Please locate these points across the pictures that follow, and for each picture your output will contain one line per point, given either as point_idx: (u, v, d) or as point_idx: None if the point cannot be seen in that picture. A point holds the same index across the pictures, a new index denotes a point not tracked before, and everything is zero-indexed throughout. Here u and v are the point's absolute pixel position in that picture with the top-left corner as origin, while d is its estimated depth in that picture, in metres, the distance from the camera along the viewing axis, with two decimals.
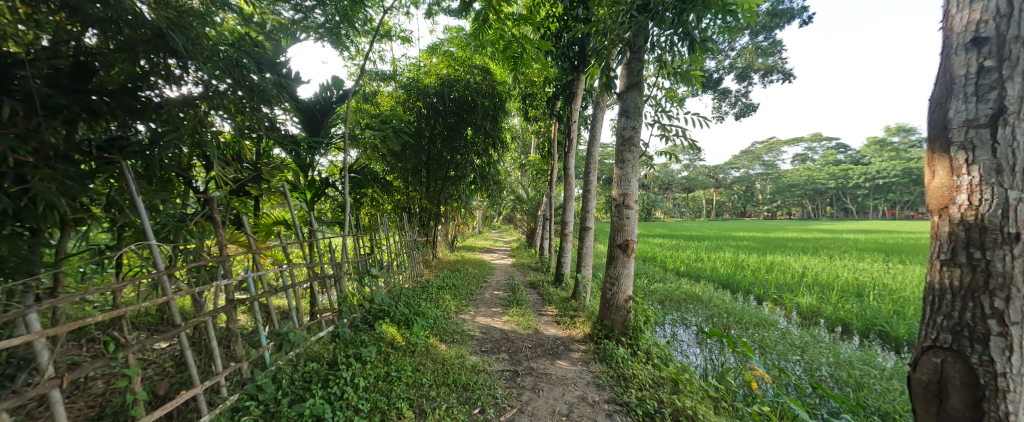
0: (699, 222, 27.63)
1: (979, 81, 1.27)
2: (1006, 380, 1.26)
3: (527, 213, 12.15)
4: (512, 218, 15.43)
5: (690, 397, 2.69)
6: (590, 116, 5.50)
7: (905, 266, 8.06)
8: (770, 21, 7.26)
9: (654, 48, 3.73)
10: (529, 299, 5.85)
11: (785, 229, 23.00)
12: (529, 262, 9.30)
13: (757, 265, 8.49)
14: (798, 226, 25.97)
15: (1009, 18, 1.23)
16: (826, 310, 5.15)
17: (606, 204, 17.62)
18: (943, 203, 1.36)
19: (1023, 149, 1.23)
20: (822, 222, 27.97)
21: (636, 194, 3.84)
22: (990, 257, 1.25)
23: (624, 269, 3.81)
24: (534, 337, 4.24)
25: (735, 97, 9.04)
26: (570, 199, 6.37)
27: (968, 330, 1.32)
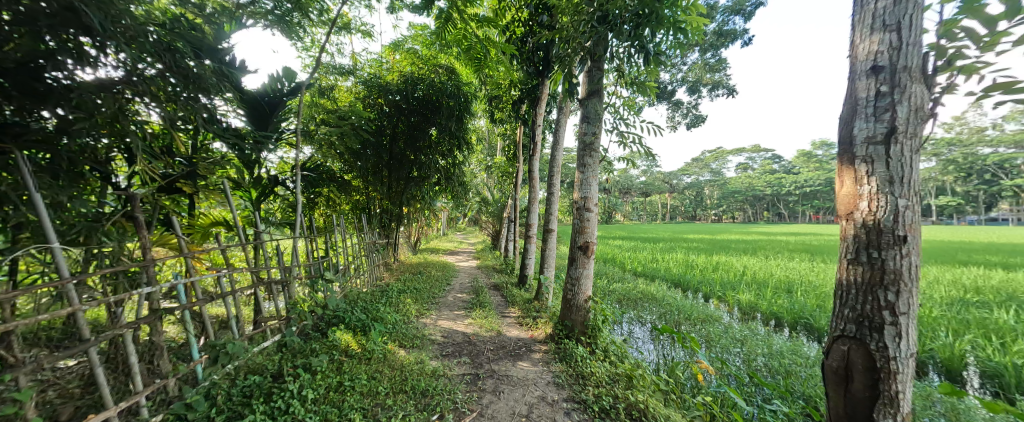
0: (654, 225, 29.17)
1: (877, 104, 1.41)
2: (897, 362, 1.39)
3: (492, 215, 12.12)
4: (478, 220, 15.36)
5: (643, 391, 2.85)
6: (555, 120, 5.59)
7: (827, 264, 9.05)
8: (717, 40, 7.90)
9: (610, 58, 3.95)
10: (493, 301, 5.82)
11: (730, 232, 24.95)
12: (494, 265, 9.26)
13: (705, 264, 9.12)
14: (740, 229, 28.29)
15: (899, 52, 1.38)
16: (762, 305, 5.64)
17: (570, 206, 18.07)
18: (849, 209, 1.49)
19: (910, 164, 1.38)
20: (760, 225, 30.65)
21: (595, 198, 3.96)
22: (884, 256, 1.39)
23: (585, 270, 3.90)
24: (497, 339, 4.21)
25: (687, 109, 9.69)
26: (534, 202, 6.44)
27: (867, 320, 1.44)
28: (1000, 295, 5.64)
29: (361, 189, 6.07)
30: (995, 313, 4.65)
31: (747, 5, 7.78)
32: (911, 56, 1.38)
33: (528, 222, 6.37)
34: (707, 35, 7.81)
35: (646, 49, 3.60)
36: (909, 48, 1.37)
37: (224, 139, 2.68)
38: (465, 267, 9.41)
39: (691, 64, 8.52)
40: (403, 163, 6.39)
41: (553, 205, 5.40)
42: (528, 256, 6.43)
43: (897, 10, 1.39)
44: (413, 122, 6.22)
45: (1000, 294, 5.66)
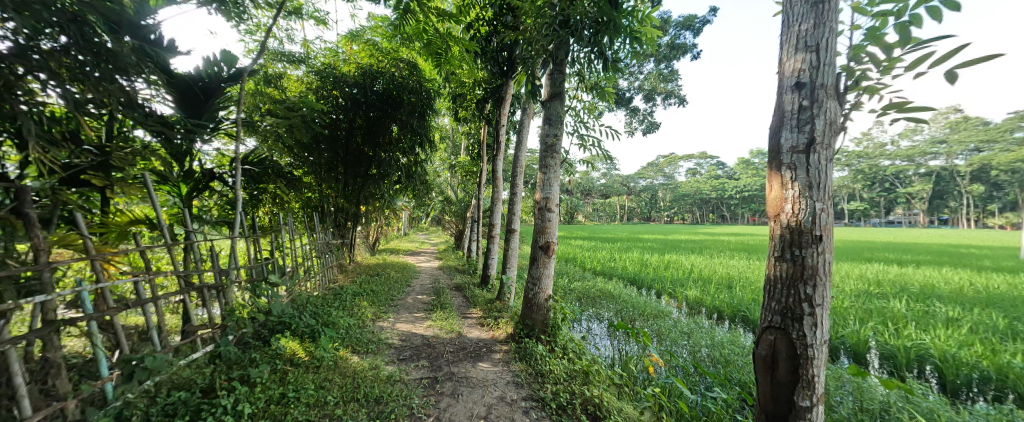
0: (610, 226, 30.31)
1: (799, 116, 1.47)
2: (813, 350, 1.46)
3: (454, 215, 11.84)
4: (440, 220, 14.98)
5: (598, 386, 2.86)
6: (519, 121, 5.50)
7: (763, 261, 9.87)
8: (670, 52, 8.33)
9: (571, 62, 3.96)
10: (453, 301, 5.60)
11: (679, 232, 26.53)
12: (455, 265, 8.99)
13: (658, 263, 9.55)
14: (688, 229, 30.19)
15: (816, 71, 1.45)
16: (707, 300, 5.98)
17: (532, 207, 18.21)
18: (775, 211, 1.55)
19: (827, 170, 1.45)
20: (705, 226, 32.96)
21: (557, 198, 3.89)
22: (804, 253, 1.45)
23: (545, 270, 3.85)
24: (458, 340, 4.02)
25: (642, 116, 10.12)
26: (498, 201, 6.31)
27: (787, 311, 1.50)
28: (897, 286, 6.48)
29: (314, 188, 5.53)
30: (902, 303, 5.26)
31: (696, 21, 8.29)
32: (826, 75, 1.45)
33: (491, 221, 6.22)
34: (661, 47, 8.22)
35: (604, 57, 3.64)
36: (825, 67, 1.44)
37: (145, 127, 2.24)
38: (425, 267, 9.06)
39: (647, 73, 8.92)
40: (362, 161, 5.94)
41: (516, 204, 5.31)
42: (490, 255, 6.28)
43: (816, 32, 1.46)
44: (376, 118, 5.85)
45: (899, 286, 6.49)
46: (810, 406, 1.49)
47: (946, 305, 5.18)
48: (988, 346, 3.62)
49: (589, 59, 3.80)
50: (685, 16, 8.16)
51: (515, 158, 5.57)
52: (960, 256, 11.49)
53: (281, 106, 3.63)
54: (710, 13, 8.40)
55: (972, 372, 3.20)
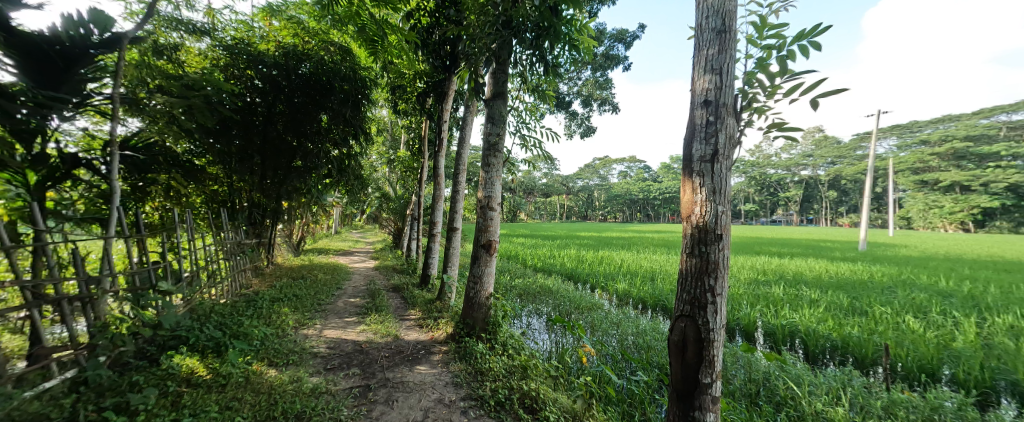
0: (550, 224, 31.46)
1: (707, 129, 1.69)
2: (715, 334, 1.69)
3: (391, 212, 11.32)
4: (377, 217, 14.23)
5: (535, 379, 2.97)
6: (462, 118, 5.42)
7: None
8: (605, 62, 8.90)
9: (514, 63, 4.04)
10: (390, 303, 5.35)
11: (612, 229, 28.48)
12: (393, 264, 8.59)
13: (593, 259, 10.16)
14: (619, 227, 32.50)
15: (719, 91, 1.67)
16: (634, 292, 6.51)
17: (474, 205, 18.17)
18: (688, 212, 1.76)
19: (727, 178, 1.69)
20: (634, 225, 35.77)
21: (499, 197, 3.92)
22: (709, 249, 1.67)
23: (487, 267, 3.85)
24: (394, 344, 3.85)
25: (580, 120, 10.66)
26: (440, 199, 6.17)
27: (695, 301, 1.71)
28: (777, 275, 7.74)
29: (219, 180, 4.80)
30: (782, 289, 6.26)
31: (627, 35, 8.95)
32: (727, 95, 1.68)
33: (432, 219, 6.05)
34: (598, 56, 8.74)
35: (545, 60, 3.77)
36: (726, 88, 1.66)
37: None
38: (360, 268, 8.52)
39: (584, 80, 9.42)
40: (284, 151, 5.45)
41: (458, 203, 5.23)
42: (430, 255, 6.10)
43: (720, 57, 1.68)
44: (304, 107, 5.38)
45: (779, 274, 7.75)
46: (710, 383, 1.73)
47: (811, 289, 6.29)
48: (834, 321, 4.48)
49: (531, 62, 3.92)
50: (617, 30, 8.77)
51: (458, 156, 5.49)
52: (824, 248, 14.06)
53: (177, 83, 3.11)
54: (639, 30, 9.13)
55: (825, 341, 3.98)
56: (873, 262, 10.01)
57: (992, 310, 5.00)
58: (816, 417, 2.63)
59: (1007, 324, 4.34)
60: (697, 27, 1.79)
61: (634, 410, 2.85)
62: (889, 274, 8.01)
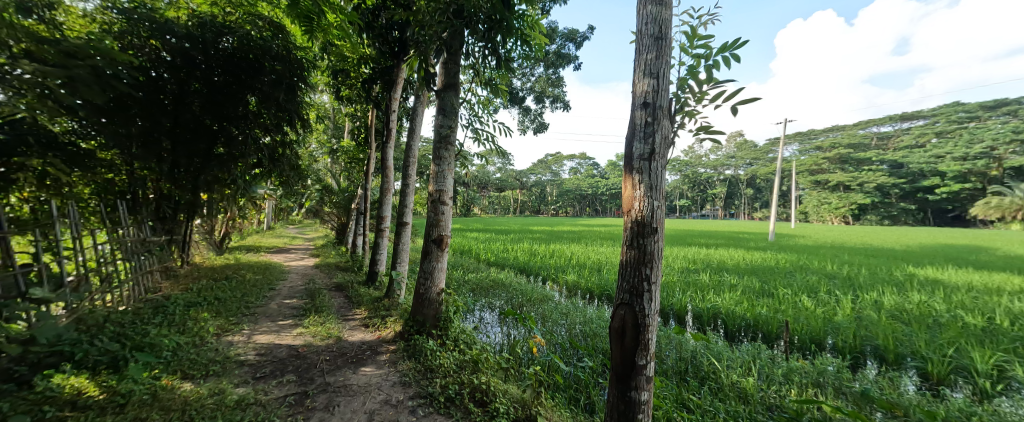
0: (502, 218, 31.46)
1: (646, 129, 1.61)
2: (650, 320, 1.65)
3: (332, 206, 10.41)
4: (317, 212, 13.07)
5: (486, 373, 2.79)
6: (411, 108, 5.00)
7: None
8: (557, 60, 8.94)
9: (465, 55, 3.79)
10: (331, 302, 4.82)
11: (562, 223, 29.23)
12: (337, 262, 7.85)
13: (544, 252, 10.24)
14: (568, 221, 33.44)
15: (656, 94, 1.60)
16: (582, 282, 6.63)
17: None
18: (627, 205, 1.69)
19: (662, 175, 1.64)
20: (583, 219, 37.00)
21: (451, 191, 3.63)
22: (646, 241, 1.62)
23: (439, 263, 3.57)
24: (335, 347, 3.43)
25: (533, 116, 10.62)
26: (388, 193, 5.64)
27: (632, 289, 1.65)
28: (705, 263, 8.41)
29: (115, 167, 3.64)
30: (709, 276, 6.77)
31: (578, 35, 9.05)
32: (664, 99, 1.62)
33: (380, 213, 5.52)
34: (550, 54, 8.76)
35: (497, 54, 3.60)
36: (663, 92, 1.60)
37: None
38: (296, 266, 7.69)
39: (537, 76, 9.38)
40: (201, 136, 4.33)
41: (408, 195, 4.84)
42: (378, 251, 5.61)
43: (657, 62, 1.62)
44: (232, 92, 4.42)
45: (706, 263, 8.43)
46: (645, 364, 1.69)
47: (734, 276, 6.89)
48: (749, 302, 4.91)
49: (483, 55, 3.71)
50: (569, 29, 8.80)
51: (408, 147, 5.09)
52: (744, 239, 15.62)
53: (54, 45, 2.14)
54: (589, 31, 9.26)
55: (740, 321, 4.34)
56: (781, 251, 11.35)
57: (863, 288, 5.87)
58: (732, 387, 2.80)
59: (881, 300, 5.06)
60: (637, 33, 1.72)
61: (579, 394, 2.83)
62: (792, 260, 9.12)
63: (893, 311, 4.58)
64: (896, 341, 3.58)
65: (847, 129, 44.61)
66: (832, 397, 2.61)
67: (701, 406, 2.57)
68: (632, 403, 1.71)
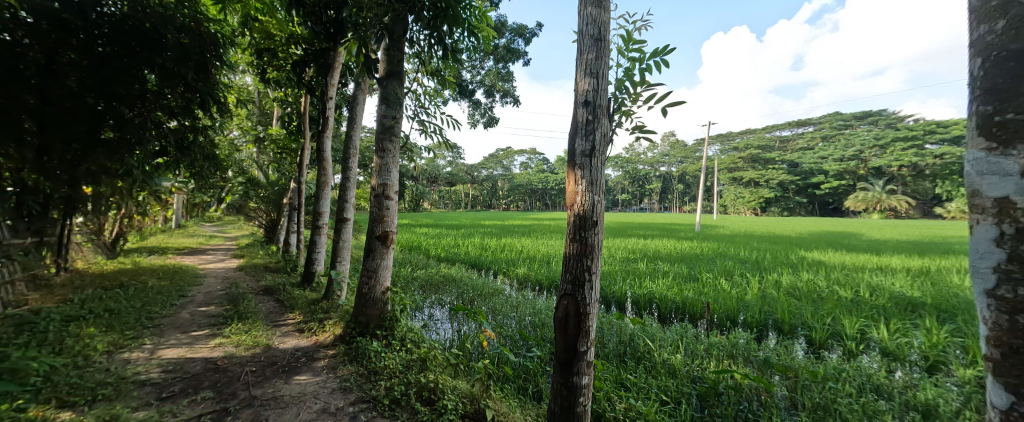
0: (449, 213, 30.80)
1: (587, 126, 1.54)
2: (590, 309, 1.60)
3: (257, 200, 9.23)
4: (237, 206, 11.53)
5: (434, 370, 2.58)
6: (351, 97, 4.40)
7: None
8: (506, 55, 8.81)
9: (409, 43, 3.52)
10: (259, 307, 4.15)
11: (510, 217, 29.42)
12: (266, 262, 6.88)
13: (496, 246, 10.12)
14: (516, 216, 33.73)
15: (597, 93, 1.54)
16: (532, 275, 6.63)
17: None
18: (569, 199, 1.62)
19: (602, 171, 1.59)
20: (531, 213, 37.53)
21: (397, 185, 3.25)
22: (587, 233, 1.57)
23: (383, 260, 3.22)
24: (264, 356, 2.92)
25: (483, 110, 10.40)
26: (325, 186, 4.90)
27: (575, 279, 1.59)
28: (642, 253, 8.95)
29: None
30: (647, 265, 7.20)
31: (527, 31, 8.99)
32: (604, 98, 1.57)
33: (317, 209, 4.80)
34: (499, 48, 8.62)
35: (445, 45, 3.41)
36: (603, 91, 1.55)
37: None
38: (215, 270, 6.54)
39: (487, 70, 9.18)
40: (81, 117, 3.01)
41: (349, 190, 4.30)
42: (316, 249, 4.89)
43: (598, 62, 1.55)
44: (124, 66, 3.12)
45: (642, 252, 8.98)
46: (587, 350, 1.63)
47: (668, 264, 7.38)
48: (678, 286, 5.27)
49: (429, 45, 3.49)
50: (518, 25, 8.73)
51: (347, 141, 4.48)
52: (675, 230, 17.00)
53: None
54: (538, 28, 9.27)
55: (671, 304, 4.64)
56: (706, 240, 12.54)
57: (767, 270, 6.69)
58: (663, 365, 2.92)
59: (780, 279, 5.77)
60: (578, 34, 1.64)
61: (527, 384, 2.77)
62: (714, 248, 10.10)
63: (790, 289, 5.24)
64: (790, 314, 4.07)
65: (758, 133, 50.75)
66: (741, 366, 2.87)
67: (635, 384, 2.64)
68: (574, 387, 1.64)
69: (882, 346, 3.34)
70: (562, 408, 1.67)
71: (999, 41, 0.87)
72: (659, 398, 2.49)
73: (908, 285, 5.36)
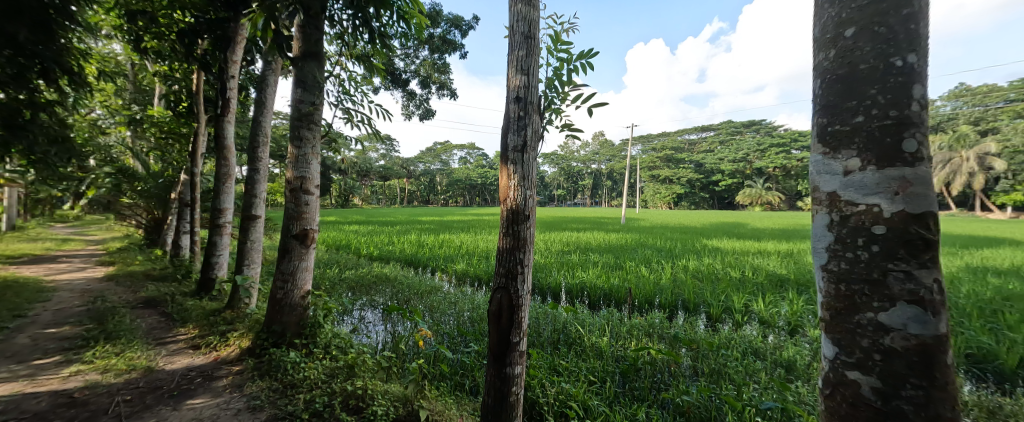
0: (379, 210, 28.94)
1: (519, 121, 1.53)
2: (523, 301, 1.60)
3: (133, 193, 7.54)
4: None
5: (363, 376, 2.32)
6: (258, 75, 3.58)
7: None
8: (442, 45, 8.42)
9: (330, 23, 3.20)
10: (137, 323, 3.24)
11: (445, 213, 28.70)
12: (147, 269, 5.40)
13: (433, 243, 9.75)
14: (451, 211, 32.97)
15: (528, 90, 1.53)
16: (471, 270, 6.52)
17: None
18: (502, 194, 1.60)
19: (533, 167, 1.59)
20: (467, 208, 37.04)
21: (318, 179, 2.77)
22: (520, 227, 1.56)
23: (303, 261, 2.73)
24: (143, 381, 2.28)
25: (419, 101, 9.86)
26: (228, 179, 4.04)
27: (507, 272, 1.58)
28: (575, 245, 9.38)
29: None
30: (580, 256, 7.56)
31: (463, 23, 8.69)
32: (534, 95, 1.57)
33: (217, 205, 3.95)
34: (434, 38, 8.19)
35: (371, 27, 3.14)
36: (533, 88, 1.55)
37: None
38: (69, 280, 5.01)
39: (421, 60, 8.70)
40: None
41: (259, 182, 3.54)
42: (216, 251, 3.98)
43: (528, 60, 1.55)
44: None
45: (576, 245, 9.42)
46: (519, 341, 1.62)
47: (599, 255, 7.85)
48: (606, 275, 5.65)
49: (353, 27, 3.20)
50: (454, 15, 8.38)
51: (255, 128, 3.57)
52: (603, 223, 18.25)
53: None
54: (474, 20, 9.00)
55: (600, 291, 4.96)
56: (630, 232, 13.66)
57: (681, 257, 7.48)
58: (591, 347, 3.12)
59: (689, 264, 6.53)
60: (508, 30, 1.62)
61: (464, 379, 2.67)
62: (637, 239, 11.03)
63: (698, 272, 5.95)
64: (698, 295, 4.60)
65: (670, 135, 56.64)
66: (655, 341, 3.22)
67: (567, 368, 2.73)
68: (507, 378, 1.63)
69: (759, 316, 4.01)
70: (495, 400, 1.64)
71: (831, 65, 0.85)
72: (589, 378, 2.61)
73: (778, 265, 6.50)
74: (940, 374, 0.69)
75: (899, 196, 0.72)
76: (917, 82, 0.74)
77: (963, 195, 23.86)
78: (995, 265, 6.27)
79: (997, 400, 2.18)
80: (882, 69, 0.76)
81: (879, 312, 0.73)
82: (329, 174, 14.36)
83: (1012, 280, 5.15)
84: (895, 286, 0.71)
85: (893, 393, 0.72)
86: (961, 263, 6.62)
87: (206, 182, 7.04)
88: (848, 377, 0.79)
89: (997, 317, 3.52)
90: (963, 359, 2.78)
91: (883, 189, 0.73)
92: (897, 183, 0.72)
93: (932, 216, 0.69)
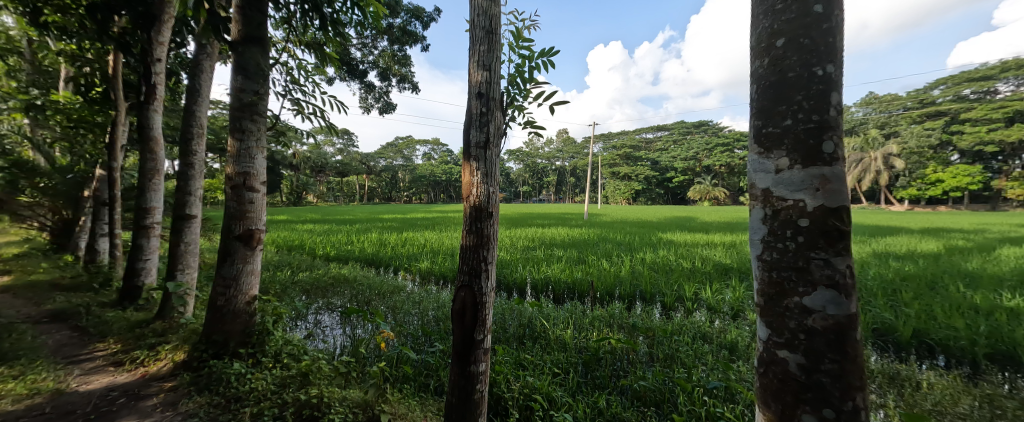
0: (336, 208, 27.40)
1: (483, 117, 1.50)
2: (486, 297, 1.56)
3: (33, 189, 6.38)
4: None
5: (318, 385, 2.17)
6: (191, 60, 3.20)
7: None
8: (402, 36, 8.07)
9: (275, 6, 2.95)
10: (41, 341, 2.76)
11: (408, 211, 27.82)
12: (54, 277, 4.62)
13: (394, 241, 9.46)
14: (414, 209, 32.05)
15: (489, 85, 1.50)
16: (436, 268, 6.38)
17: None
18: (466, 192, 1.56)
19: (496, 164, 1.56)
20: None
21: (264, 174, 2.51)
22: (483, 226, 1.53)
23: (247, 265, 2.48)
24: (49, 407, 1.96)
25: (378, 94, 9.39)
26: (156, 174, 3.57)
27: (471, 270, 1.54)
28: (539, 240, 9.54)
29: None
30: (544, 251, 7.68)
31: (424, 15, 8.40)
32: (496, 91, 1.54)
33: (142, 204, 3.48)
34: (393, 28, 7.82)
35: (322, 13, 2.92)
36: (496, 85, 1.52)
37: None
38: None
39: (380, 51, 8.28)
40: None
41: (195, 179, 3.19)
42: (143, 256, 3.52)
43: (489, 55, 1.52)
44: None
45: (540, 240, 9.59)
46: (483, 338, 1.59)
47: (562, 250, 8.02)
48: (569, 269, 5.78)
49: (302, 11, 2.97)
50: (414, 6, 8.06)
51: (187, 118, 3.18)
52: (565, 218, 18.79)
53: None
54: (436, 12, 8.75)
55: (564, 286, 5.06)
56: (592, 226, 14.09)
57: (638, 250, 7.84)
58: (556, 339, 3.20)
59: (646, 257, 6.87)
60: (470, 24, 1.58)
61: (429, 380, 2.60)
62: (597, 233, 11.46)
63: (654, 263, 6.28)
64: (655, 286, 4.85)
65: (626, 135, 59.13)
66: (615, 330, 3.37)
67: (532, 362, 2.76)
68: (471, 376, 1.59)
69: (708, 303, 4.31)
70: (459, 399, 1.61)
71: (765, 72, 0.90)
72: (553, 371, 2.64)
73: (723, 255, 7.04)
74: (851, 349, 0.76)
75: (819, 191, 0.78)
76: (834, 90, 0.79)
77: (870, 190, 27.36)
78: (895, 251, 7.26)
79: (895, 367, 2.52)
80: (807, 77, 0.81)
81: (803, 297, 0.79)
82: (278, 170, 13.33)
83: (907, 263, 5.98)
84: (817, 271, 0.78)
85: (814, 367, 0.78)
86: (869, 249, 7.60)
87: (128, 178, 6.20)
88: (778, 355, 0.84)
89: (896, 295, 4.08)
90: (871, 332, 3.15)
91: (805, 186, 0.79)
92: (818, 180, 0.78)
93: (845, 210, 0.76)
